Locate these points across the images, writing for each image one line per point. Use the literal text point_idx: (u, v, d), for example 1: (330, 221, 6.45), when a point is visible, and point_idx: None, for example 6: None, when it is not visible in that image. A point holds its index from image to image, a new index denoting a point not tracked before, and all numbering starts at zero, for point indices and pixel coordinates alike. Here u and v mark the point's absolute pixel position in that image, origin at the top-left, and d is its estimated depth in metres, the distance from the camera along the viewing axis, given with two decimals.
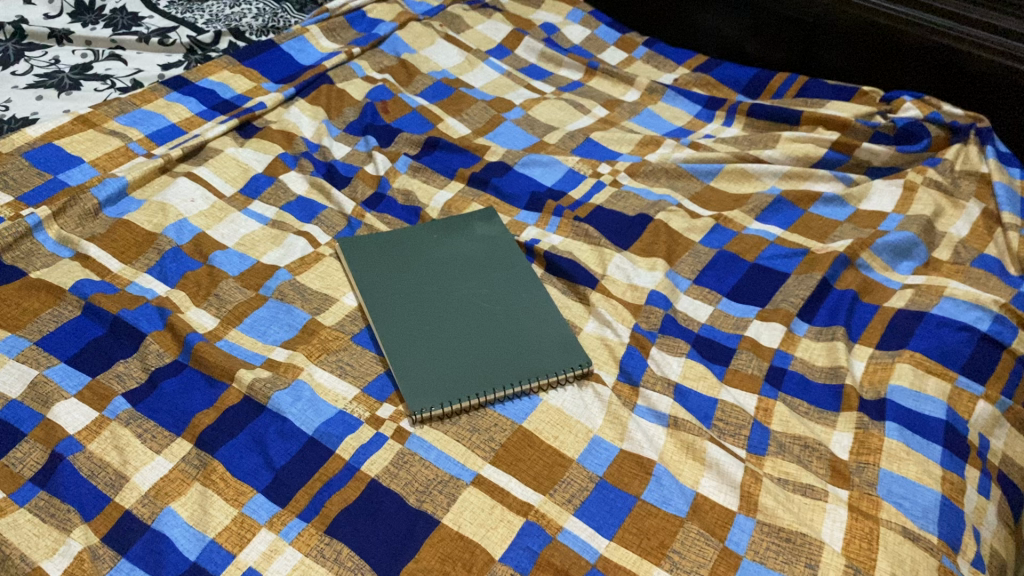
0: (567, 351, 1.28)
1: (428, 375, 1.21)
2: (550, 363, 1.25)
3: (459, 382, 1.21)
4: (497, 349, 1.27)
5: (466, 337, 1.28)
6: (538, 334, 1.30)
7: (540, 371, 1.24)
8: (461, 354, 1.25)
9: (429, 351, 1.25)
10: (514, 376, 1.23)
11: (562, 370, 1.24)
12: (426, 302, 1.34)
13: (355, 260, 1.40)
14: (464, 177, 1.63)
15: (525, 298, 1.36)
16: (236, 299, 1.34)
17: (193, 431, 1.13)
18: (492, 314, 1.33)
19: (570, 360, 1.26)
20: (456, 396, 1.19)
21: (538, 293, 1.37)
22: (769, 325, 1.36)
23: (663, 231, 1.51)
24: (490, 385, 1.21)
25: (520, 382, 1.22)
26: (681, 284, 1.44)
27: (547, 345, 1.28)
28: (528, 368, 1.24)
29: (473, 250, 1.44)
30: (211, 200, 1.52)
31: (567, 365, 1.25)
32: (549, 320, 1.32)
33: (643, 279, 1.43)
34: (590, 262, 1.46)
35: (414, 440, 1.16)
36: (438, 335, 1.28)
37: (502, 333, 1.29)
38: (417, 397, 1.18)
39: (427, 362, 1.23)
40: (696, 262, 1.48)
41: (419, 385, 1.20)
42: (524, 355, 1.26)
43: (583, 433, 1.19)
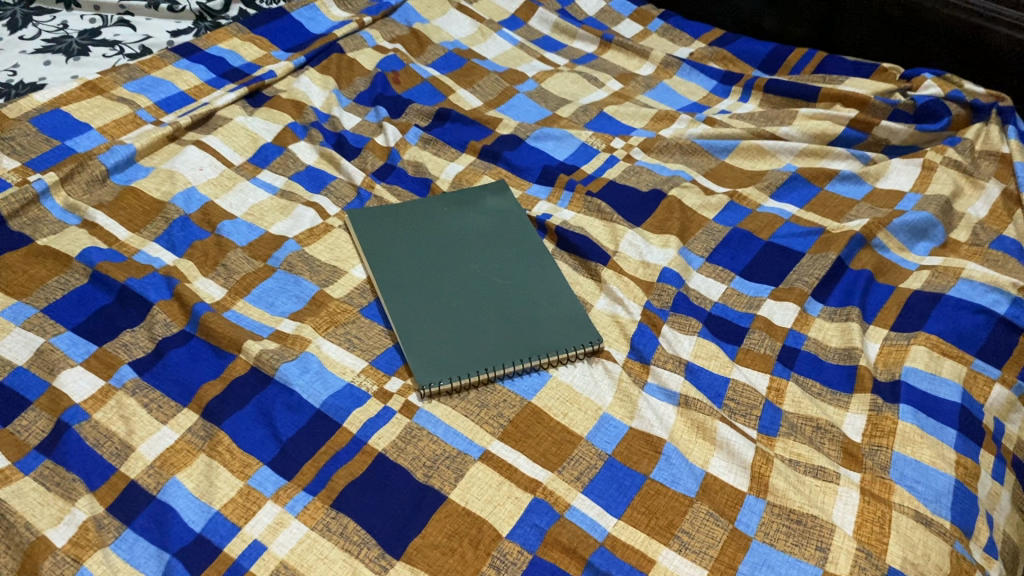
0: (577, 328, 1.26)
1: (437, 350, 1.20)
2: (560, 340, 1.24)
3: (468, 357, 1.20)
4: (507, 324, 1.25)
5: (476, 311, 1.27)
6: (549, 310, 1.28)
7: (550, 348, 1.23)
8: (471, 329, 1.24)
9: (438, 325, 1.24)
10: (524, 352, 1.22)
11: (572, 347, 1.23)
12: (436, 276, 1.32)
13: (364, 231, 1.39)
14: (475, 150, 1.61)
15: (536, 273, 1.34)
16: (244, 269, 1.32)
17: (200, 402, 1.13)
18: (502, 288, 1.31)
19: (581, 337, 1.25)
20: (465, 371, 1.18)
21: (549, 268, 1.36)
22: (782, 305, 1.34)
23: (676, 207, 1.49)
24: (499, 360, 1.20)
25: (530, 358, 1.21)
26: (694, 262, 1.42)
27: (557, 321, 1.27)
28: (537, 345, 1.23)
29: (483, 223, 1.43)
30: (220, 168, 1.50)
31: (578, 342, 1.24)
32: (560, 296, 1.31)
33: (655, 256, 1.41)
34: (602, 238, 1.44)
35: (422, 415, 1.15)
36: (448, 309, 1.27)
37: (511, 308, 1.28)
38: (425, 371, 1.17)
39: (436, 337, 1.22)
40: (710, 239, 1.46)
41: (428, 360, 1.19)
42: (534, 331, 1.25)
43: (593, 410, 1.18)
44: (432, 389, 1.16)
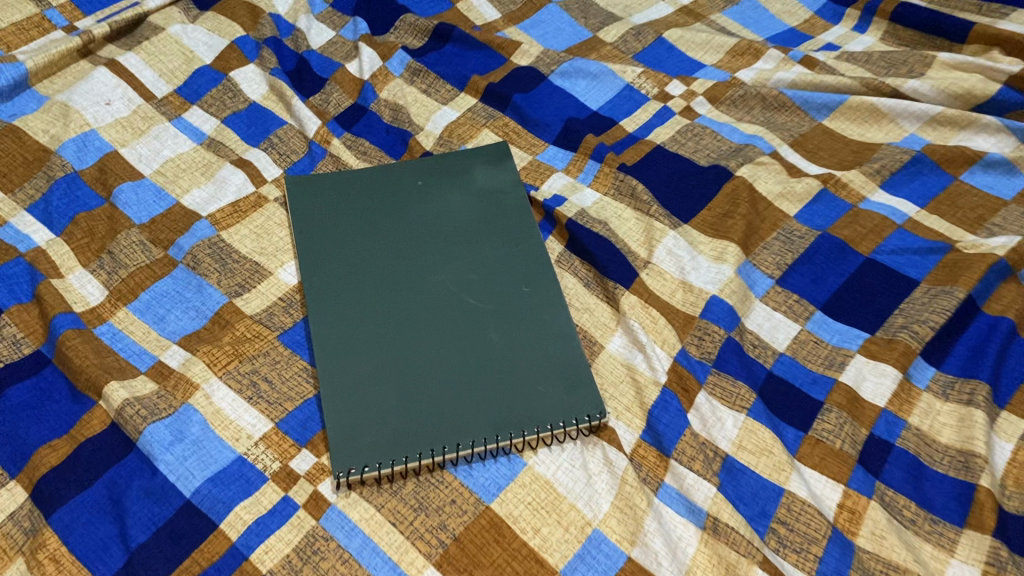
0: (573, 389, 0.89)
1: (368, 416, 0.86)
2: (544, 407, 0.87)
3: (409, 429, 0.85)
4: (473, 376, 0.89)
5: (433, 352, 0.91)
6: (536, 355, 0.91)
7: (529, 420, 0.87)
8: (421, 381, 0.88)
9: (376, 373, 0.89)
10: (489, 425, 0.86)
11: (560, 421, 0.87)
12: (386, 290, 0.96)
13: (302, 213, 1.02)
14: (476, 89, 1.20)
15: (527, 295, 0.96)
16: (135, 262, 0.98)
17: (32, 474, 0.81)
18: (476, 316, 0.94)
19: (575, 405, 0.88)
20: (401, 454, 0.83)
21: (547, 288, 0.97)
22: (877, 368, 0.93)
23: (744, 195, 1.07)
24: (452, 437, 0.85)
25: (496, 437, 0.85)
26: (759, 286, 1.02)
27: (547, 375, 0.90)
28: (512, 414, 0.87)
29: (468, 209, 1.04)
30: (134, 103, 1.13)
31: (569, 413, 0.87)
32: (555, 334, 0.93)
33: (702, 276, 1.00)
34: (630, 240, 1.04)
35: (335, 517, 0.82)
36: (393, 347, 0.91)
37: (484, 351, 0.91)
38: (345, 452, 0.83)
39: (371, 393, 0.87)
40: (783, 249, 1.05)
41: (352, 432, 0.85)
42: (510, 390, 0.88)
43: (576, 526, 0.82)
44: (351, 478, 0.83)
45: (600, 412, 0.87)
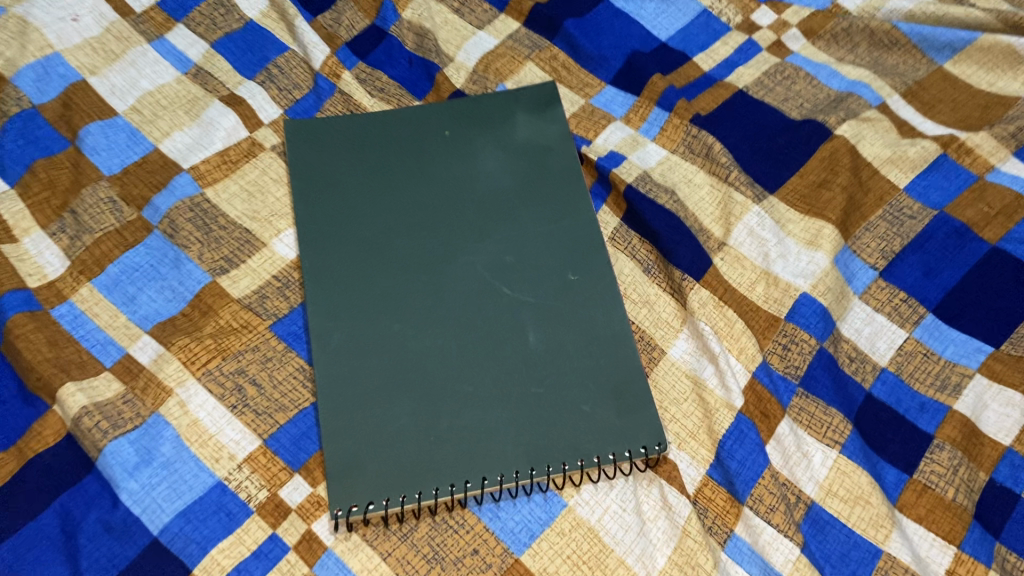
0: (627, 411, 0.72)
1: (375, 435, 0.70)
2: (591, 433, 0.71)
3: (425, 455, 0.69)
4: (505, 388, 0.72)
5: (457, 354, 0.74)
6: (584, 365, 0.74)
7: (572, 450, 0.70)
8: (441, 392, 0.72)
9: (386, 379, 0.72)
10: (523, 454, 0.70)
11: (609, 454, 0.70)
12: (401, 269, 0.78)
13: (304, 169, 0.84)
14: (521, 13, 1.00)
15: (574, 284, 0.78)
16: (102, 225, 0.81)
17: None
18: (511, 309, 0.76)
19: (628, 433, 0.71)
20: (415, 488, 0.68)
21: (598, 275, 0.78)
22: (1002, 396, 0.75)
23: (844, 161, 0.88)
24: (477, 467, 0.69)
25: (531, 470, 0.69)
26: (859, 281, 0.83)
27: (596, 391, 0.73)
28: (551, 441, 0.70)
29: (504, 167, 0.85)
30: (107, 20, 0.94)
31: (621, 442, 0.71)
32: (606, 338, 0.75)
33: (789, 267, 0.82)
34: (702, 213, 0.85)
35: (331, 565, 0.67)
36: (408, 346, 0.74)
37: (519, 354, 0.74)
38: (346, 482, 0.68)
39: (379, 406, 0.71)
40: (889, 232, 0.85)
41: (355, 455, 0.69)
42: (549, 408, 0.71)
43: None
44: (352, 517, 0.68)
45: (661, 442, 0.71)
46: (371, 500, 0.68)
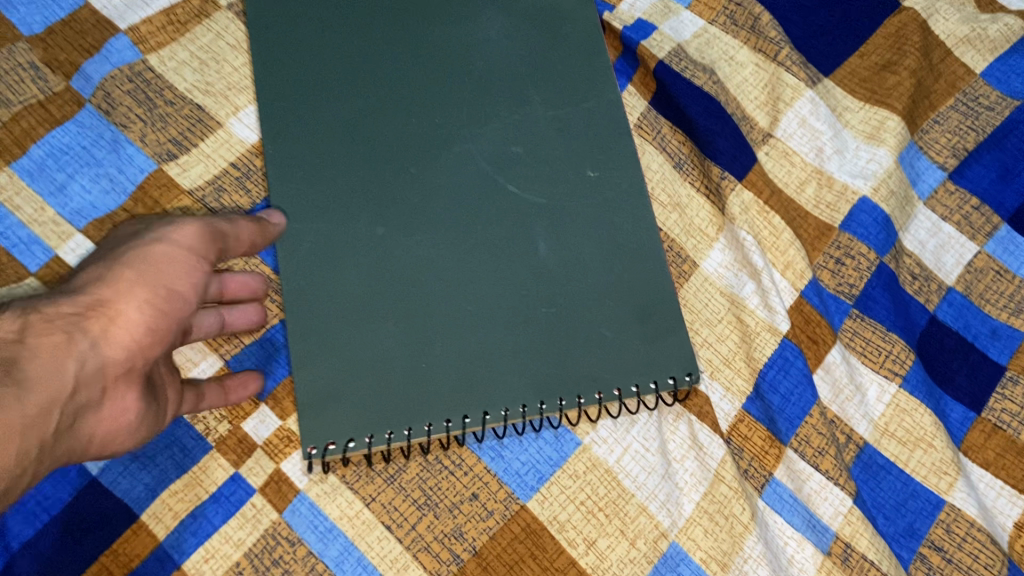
0: (653, 337, 0.61)
1: (355, 359, 0.59)
2: (610, 363, 0.60)
3: (415, 386, 0.58)
4: (509, 306, 0.61)
5: (453, 263, 0.61)
6: (603, 281, 0.62)
7: (588, 382, 0.60)
8: (434, 310, 0.60)
9: (368, 292, 0.60)
10: (531, 386, 0.59)
11: (632, 387, 0.60)
12: (386, 156, 0.64)
13: (264, 27, 0.69)
14: None
15: (593, 184, 0.65)
16: (21, 97, 0.67)
17: None
18: (516, 210, 0.63)
19: (654, 361, 0.61)
20: (403, 425, 0.58)
21: (621, 176, 0.66)
22: None
23: (914, 37, 0.73)
24: (477, 401, 0.59)
25: (540, 405, 0.59)
26: (924, 185, 0.71)
27: (616, 312, 0.62)
28: (563, 370, 0.60)
29: (512, 35, 0.70)
30: None
31: (643, 373, 0.61)
32: (631, 249, 0.63)
33: (846, 166, 0.70)
34: (745, 97, 0.72)
35: (303, 511, 0.57)
36: (394, 252, 0.61)
37: (526, 265, 0.62)
38: (322, 416, 0.58)
39: (360, 324, 0.59)
40: (963, 124, 0.72)
41: (332, 383, 0.58)
42: (562, 331, 0.61)
43: (646, 540, 0.58)
44: (329, 457, 0.57)
45: (693, 374, 0.61)
46: (352, 438, 0.57)
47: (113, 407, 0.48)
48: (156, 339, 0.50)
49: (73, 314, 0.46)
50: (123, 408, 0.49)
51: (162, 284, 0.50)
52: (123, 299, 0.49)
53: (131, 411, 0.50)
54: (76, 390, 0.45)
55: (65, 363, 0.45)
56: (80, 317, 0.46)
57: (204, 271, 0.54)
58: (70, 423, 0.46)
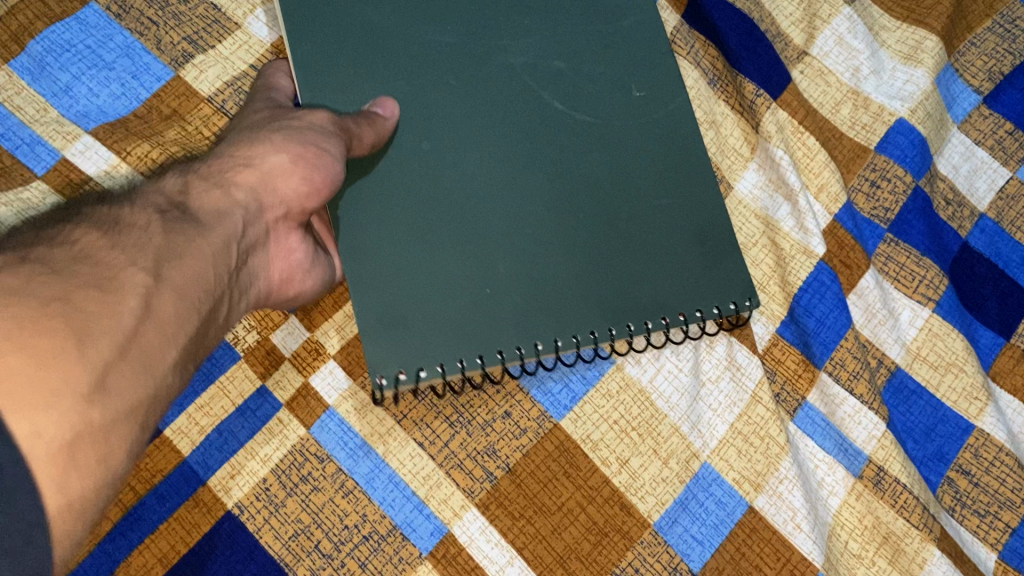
0: (714, 261, 0.59)
1: (422, 280, 0.55)
2: (675, 286, 0.58)
3: (483, 313, 0.55)
4: (570, 225, 0.57)
5: (511, 177, 0.58)
6: (658, 204, 0.59)
7: (654, 307, 0.57)
8: (490, 232, 0.56)
9: (428, 206, 0.56)
10: (603, 308, 0.57)
11: (697, 311, 0.58)
12: (418, 62, 0.59)
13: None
14: None
15: (638, 103, 0.61)
16: None
17: None
18: (563, 126, 0.59)
19: (714, 284, 0.59)
20: (475, 351, 0.55)
21: (667, 93, 0.62)
22: None
23: None
24: (548, 324, 0.56)
25: (611, 330, 0.56)
26: (959, 109, 0.69)
27: (678, 232, 0.59)
28: (627, 294, 0.57)
29: None
30: None
31: (706, 297, 0.58)
32: (683, 169, 0.60)
33: (882, 87, 0.68)
34: (780, 13, 0.69)
35: (332, 428, 0.55)
36: (441, 167, 0.57)
37: (578, 179, 0.58)
38: (391, 341, 0.54)
39: (420, 246, 0.55)
40: (999, 47, 0.70)
41: (398, 306, 0.54)
42: (630, 251, 0.58)
43: (679, 461, 0.57)
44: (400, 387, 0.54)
45: (753, 298, 0.59)
46: (423, 368, 0.54)
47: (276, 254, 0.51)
48: (315, 192, 0.51)
49: (221, 171, 0.48)
50: (288, 250, 0.52)
51: (308, 141, 0.51)
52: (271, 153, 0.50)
53: (295, 253, 0.52)
54: (244, 233, 0.47)
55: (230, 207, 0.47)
56: (229, 173, 0.48)
57: (340, 143, 0.53)
58: (251, 261, 0.48)
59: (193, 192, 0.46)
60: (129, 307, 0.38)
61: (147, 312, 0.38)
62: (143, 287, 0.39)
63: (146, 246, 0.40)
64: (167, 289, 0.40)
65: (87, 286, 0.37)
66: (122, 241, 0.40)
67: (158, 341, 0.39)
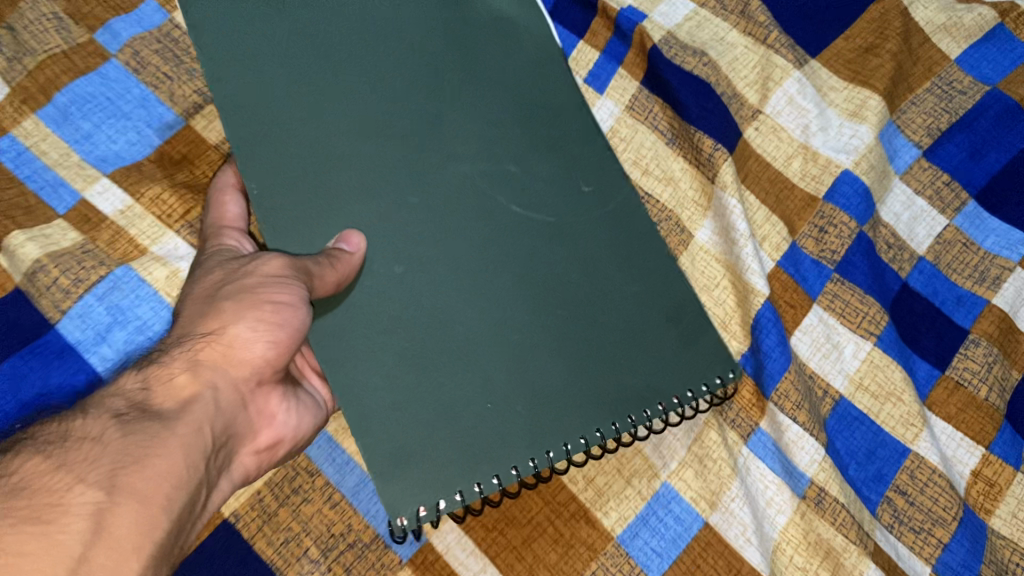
0: (688, 338, 0.63)
1: (423, 408, 0.59)
2: (655, 364, 0.62)
3: (485, 429, 0.59)
4: (550, 328, 0.61)
5: (485, 284, 0.61)
6: (627, 291, 0.63)
7: (647, 393, 0.61)
8: (473, 345, 0.60)
9: (411, 327, 0.60)
10: (599, 403, 0.60)
11: (688, 392, 0.62)
12: (373, 165, 0.62)
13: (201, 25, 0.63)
14: None
15: (591, 196, 0.65)
16: (45, 46, 0.69)
17: None
18: (526, 228, 0.63)
19: (697, 360, 0.63)
20: (490, 472, 0.58)
21: (613, 191, 0.66)
22: None
23: (895, 27, 0.78)
24: (548, 428, 0.59)
25: (614, 426, 0.60)
26: (900, 161, 0.76)
27: (654, 317, 0.63)
28: (619, 389, 0.61)
29: None
30: None
31: (696, 376, 0.63)
32: (649, 256, 0.64)
33: (830, 142, 0.75)
34: (737, 75, 0.76)
35: (322, 446, 0.62)
36: (409, 280, 0.61)
37: (547, 274, 0.62)
38: (404, 477, 0.58)
39: (411, 375, 0.59)
40: (937, 106, 0.77)
41: (405, 439, 0.58)
42: (618, 339, 0.62)
43: (640, 479, 0.63)
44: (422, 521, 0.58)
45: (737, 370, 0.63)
46: (442, 499, 0.57)
47: (253, 419, 0.55)
48: (281, 346, 0.55)
49: (189, 351, 0.52)
50: (265, 411, 0.56)
51: (266, 299, 0.54)
52: (233, 322, 0.54)
53: (270, 412, 0.57)
54: (221, 413, 0.51)
55: (195, 392, 0.50)
56: (197, 350, 0.52)
57: (301, 286, 0.55)
58: (227, 438, 0.52)
59: (156, 383, 0.49)
60: (76, 528, 0.40)
61: (98, 528, 0.41)
62: (91, 506, 0.41)
63: (99, 460, 0.43)
64: (126, 500, 0.42)
65: (25, 521, 0.39)
66: (70, 461, 0.43)
67: (114, 556, 0.40)
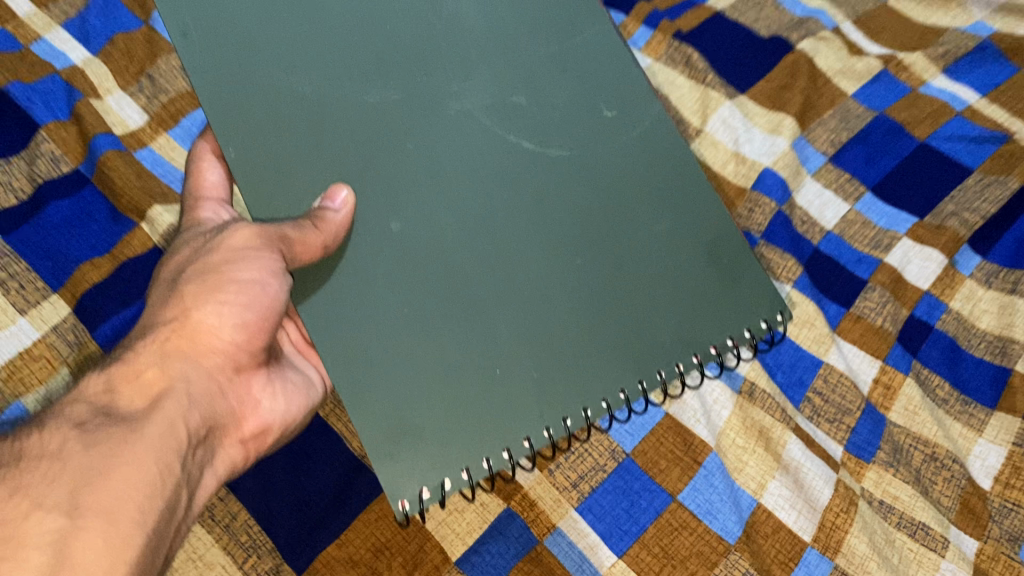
0: (728, 278, 0.73)
1: (431, 394, 0.64)
2: (673, 321, 0.71)
3: (495, 400, 0.65)
4: (574, 276, 0.69)
5: (496, 258, 0.68)
6: (658, 230, 0.72)
7: (676, 344, 0.70)
8: (482, 306, 0.67)
9: (423, 293, 0.66)
10: (623, 357, 0.69)
11: (725, 341, 0.72)
12: (375, 119, 0.67)
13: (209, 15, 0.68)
14: None
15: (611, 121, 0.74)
16: (176, 88, 0.96)
17: (75, 290, 0.81)
18: (541, 161, 0.71)
19: (735, 303, 0.73)
20: (502, 444, 0.65)
21: (634, 114, 0.74)
22: (923, 252, 0.91)
23: (804, 70, 1.04)
24: (566, 388, 0.67)
25: (636, 386, 0.69)
26: (812, 162, 1.00)
27: (691, 258, 0.72)
28: (650, 345, 0.70)
29: None
30: None
31: (724, 321, 0.72)
32: (679, 195, 0.73)
33: (753, 149, 1.00)
34: (683, 108, 1.04)
35: None
36: (404, 236, 0.66)
37: (568, 219, 0.70)
38: (409, 447, 0.63)
39: (421, 337, 0.65)
40: (838, 126, 1.01)
41: (412, 420, 0.63)
42: (624, 293, 0.70)
43: None
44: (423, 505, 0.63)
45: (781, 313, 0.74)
46: (446, 478, 0.63)
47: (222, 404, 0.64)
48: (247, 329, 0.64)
49: (156, 347, 0.60)
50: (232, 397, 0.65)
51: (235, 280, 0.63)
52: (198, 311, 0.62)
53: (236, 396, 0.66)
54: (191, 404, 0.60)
55: (165, 387, 0.58)
56: (165, 343, 0.60)
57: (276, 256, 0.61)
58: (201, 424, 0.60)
59: (120, 388, 0.57)
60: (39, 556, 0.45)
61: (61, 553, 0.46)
62: (54, 532, 0.46)
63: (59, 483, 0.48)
64: (86, 519, 0.47)
65: None
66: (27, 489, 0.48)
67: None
